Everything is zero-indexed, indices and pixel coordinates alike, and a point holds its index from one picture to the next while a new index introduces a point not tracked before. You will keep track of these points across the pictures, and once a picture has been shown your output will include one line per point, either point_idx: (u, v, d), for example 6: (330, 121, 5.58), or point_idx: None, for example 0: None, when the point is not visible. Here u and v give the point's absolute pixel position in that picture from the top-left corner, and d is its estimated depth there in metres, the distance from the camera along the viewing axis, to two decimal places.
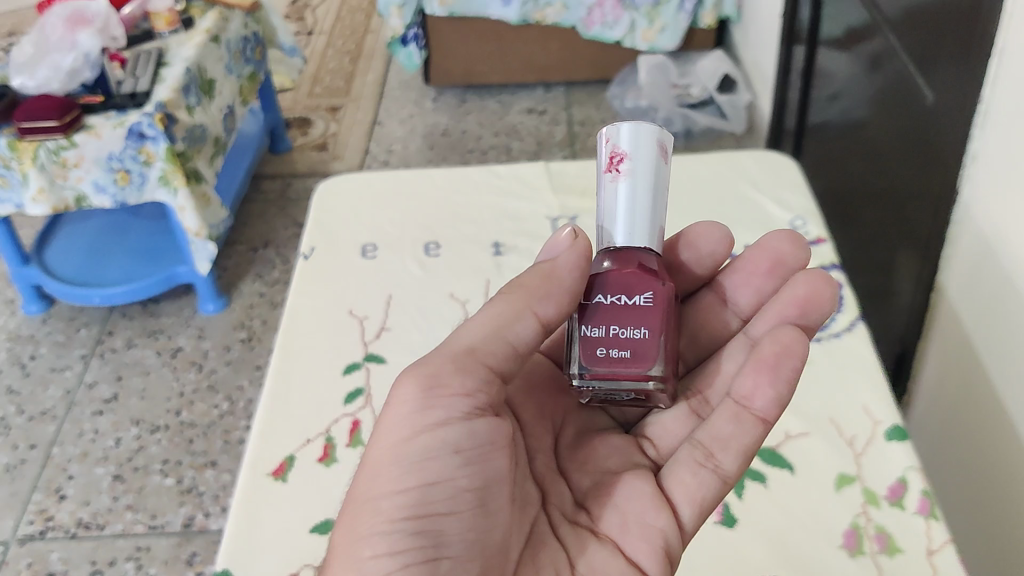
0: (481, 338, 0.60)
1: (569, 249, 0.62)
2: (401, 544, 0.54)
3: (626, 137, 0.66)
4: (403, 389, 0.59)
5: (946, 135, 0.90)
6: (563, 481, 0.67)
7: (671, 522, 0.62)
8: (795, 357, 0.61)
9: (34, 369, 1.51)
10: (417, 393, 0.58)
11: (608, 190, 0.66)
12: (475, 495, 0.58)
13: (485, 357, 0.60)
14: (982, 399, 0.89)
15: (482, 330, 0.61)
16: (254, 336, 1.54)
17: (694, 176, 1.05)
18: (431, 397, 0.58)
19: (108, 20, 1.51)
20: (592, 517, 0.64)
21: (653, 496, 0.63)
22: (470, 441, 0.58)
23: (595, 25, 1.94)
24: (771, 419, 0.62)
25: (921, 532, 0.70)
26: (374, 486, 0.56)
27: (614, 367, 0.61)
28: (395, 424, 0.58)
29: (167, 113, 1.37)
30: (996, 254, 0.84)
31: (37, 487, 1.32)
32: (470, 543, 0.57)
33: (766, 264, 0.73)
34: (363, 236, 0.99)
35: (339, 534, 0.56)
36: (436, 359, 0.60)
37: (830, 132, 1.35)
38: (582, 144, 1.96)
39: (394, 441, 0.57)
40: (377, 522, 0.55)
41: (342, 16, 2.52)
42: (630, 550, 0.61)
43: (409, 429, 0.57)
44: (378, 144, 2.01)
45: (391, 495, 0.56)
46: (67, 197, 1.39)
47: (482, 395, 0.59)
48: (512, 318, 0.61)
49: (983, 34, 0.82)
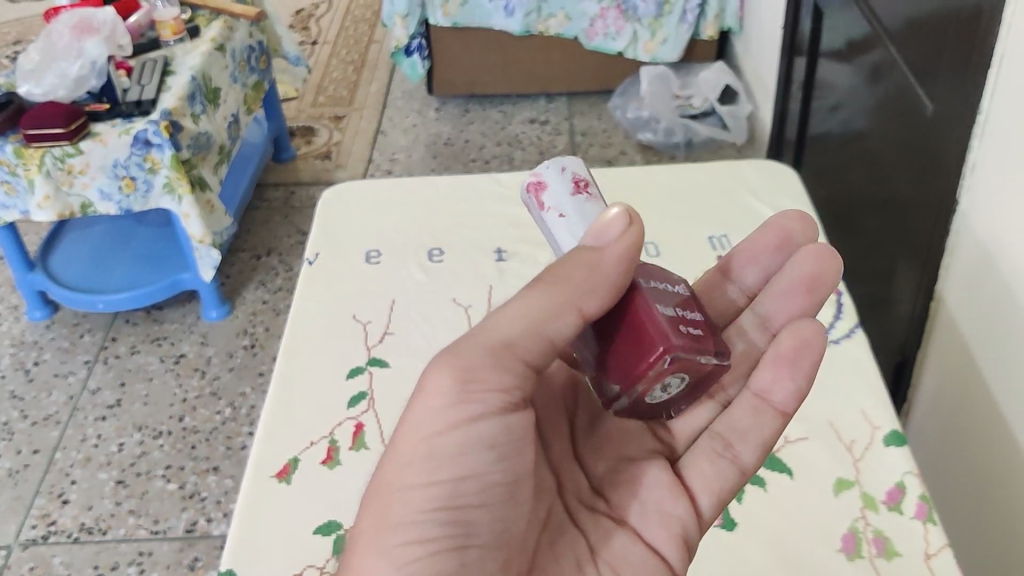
0: (519, 331, 0.57)
1: (620, 244, 0.58)
2: (430, 533, 0.54)
3: (577, 170, 0.66)
4: (437, 376, 0.56)
5: (946, 145, 0.91)
6: (578, 467, 0.67)
7: (689, 509, 0.63)
8: (814, 350, 0.64)
9: (38, 374, 1.52)
10: (452, 385, 0.55)
11: (565, 218, 0.63)
12: (506, 488, 0.57)
13: (522, 353, 0.57)
14: (980, 405, 0.89)
15: (521, 322, 0.57)
16: (257, 342, 1.55)
17: (694, 184, 1.06)
18: (468, 389, 0.55)
19: (115, 28, 1.52)
20: (610, 504, 0.64)
21: (673, 483, 0.64)
22: (504, 436, 0.57)
23: (597, 37, 1.97)
24: (790, 413, 0.65)
25: (920, 535, 0.70)
26: (404, 476, 0.55)
27: (698, 343, 0.57)
28: (426, 415, 0.55)
29: (173, 121, 1.38)
30: (995, 265, 0.85)
31: (40, 491, 1.33)
32: (497, 533, 0.57)
33: (774, 240, 0.73)
34: (368, 243, 1.00)
35: (366, 518, 0.55)
36: (468, 347, 0.57)
37: (830, 142, 1.36)
38: (583, 153, 1.97)
39: (427, 432, 0.55)
40: (406, 512, 0.54)
41: (346, 26, 2.54)
42: (650, 537, 0.62)
43: (445, 421, 0.55)
44: (381, 153, 2.03)
45: (422, 486, 0.55)
46: (72, 204, 1.40)
47: (516, 390, 0.57)
48: (555, 312, 0.57)
49: (982, 45, 0.83)
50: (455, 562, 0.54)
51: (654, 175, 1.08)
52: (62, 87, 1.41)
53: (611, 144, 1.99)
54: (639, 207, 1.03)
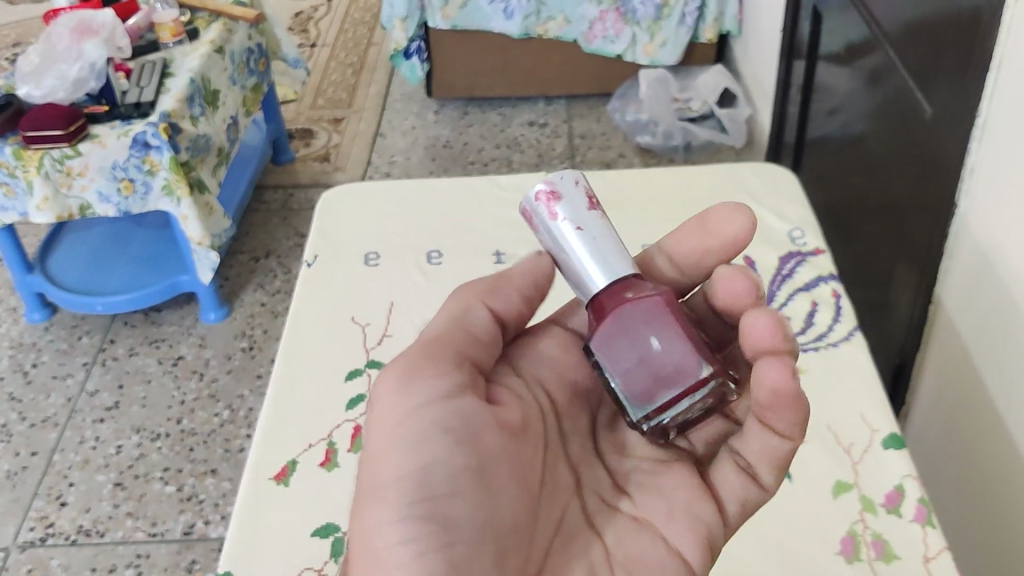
0: (437, 328, 0.62)
1: (524, 262, 0.65)
2: (412, 531, 0.51)
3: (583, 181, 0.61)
4: (382, 380, 0.57)
5: (945, 148, 0.91)
6: (599, 464, 0.66)
7: (713, 514, 0.63)
8: (787, 391, 0.55)
9: (36, 376, 1.52)
10: (397, 377, 0.57)
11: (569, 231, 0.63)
12: (474, 471, 0.54)
13: (453, 344, 0.60)
14: (978, 409, 0.89)
15: (442, 322, 0.62)
16: (256, 344, 1.55)
17: (694, 187, 1.06)
18: (410, 380, 0.57)
19: (114, 30, 1.52)
20: (632, 503, 0.64)
21: (696, 487, 0.64)
22: (454, 418, 0.56)
23: (596, 40, 1.97)
24: (800, 440, 0.61)
25: (918, 539, 0.70)
26: (374, 480, 0.54)
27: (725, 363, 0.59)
28: (380, 412, 0.56)
29: (172, 123, 1.38)
30: (995, 269, 0.85)
31: (38, 493, 1.32)
32: (479, 525, 0.53)
33: None
34: (367, 245, 1.00)
35: (351, 533, 0.53)
36: (409, 351, 0.60)
37: (829, 145, 1.36)
38: (582, 156, 1.97)
39: (382, 431, 0.55)
40: (384, 512, 0.52)
41: (346, 28, 2.54)
42: (674, 539, 0.62)
43: (396, 416, 0.56)
44: (380, 155, 2.03)
45: (394, 481, 0.53)
46: (71, 206, 1.40)
47: (460, 377, 0.58)
48: (467, 308, 0.63)
49: (981, 49, 0.83)
50: (441, 559, 0.50)
51: (653, 178, 1.08)
52: (62, 90, 1.41)
53: (610, 147, 1.99)
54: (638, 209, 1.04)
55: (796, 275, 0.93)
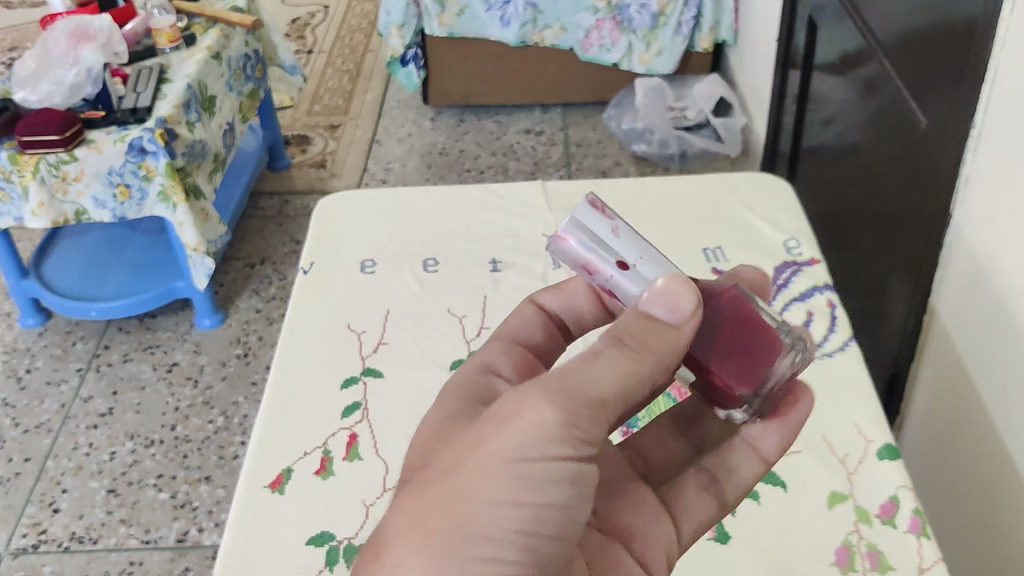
0: (611, 388, 0.50)
1: (697, 322, 0.52)
2: (503, 575, 0.47)
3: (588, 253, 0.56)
4: (539, 403, 0.49)
5: (939, 159, 0.92)
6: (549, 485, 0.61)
7: (671, 533, 0.61)
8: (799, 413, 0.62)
9: (30, 382, 1.51)
10: (557, 412, 0.49)
11: (620, 239, 0.56)
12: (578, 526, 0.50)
13: (612, 407, 0.51)
14: (973, 419, 0.90)
15: (616, 378, 0.51)
16: (250, 351, 1.55)
17: (689, 195, 1.06)
18: (567, 419, 0.49)
19: (110, 36, 1.51)
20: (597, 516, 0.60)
21: (655, 507, 0.61)
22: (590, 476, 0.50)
23: (593, 48, 1.99)
24: (773, 462, 0.64)
25: (912, 550, 0.69)
26: (488, 495, 0.48)
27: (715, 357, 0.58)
28: (521, 437, 0.48)
29: (167, 129, 1.38)
30: (989, 280, 0.85)
31: (31, 500, 1.32)
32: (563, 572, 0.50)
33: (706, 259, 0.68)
34: (363, 252, 1.00)
35: (422, 545, 0.47)
36: (565, 379, 0.51)
37: (824, 156, 1.36)
38: (578, 164, 1.98)
39: (517, 461, 0.48)
40: (479, 549, 0.47)
41: (342, 35, 2.55)
42: (641, 551, 0.59)
43: (536, 449, 0.48)
44: (376, 162, 2.03)
45: (507, 508, 0.48)
46: (66, 211, 1.40)
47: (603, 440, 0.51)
48: (637, 381, 0.51)
49: (975, 61, 0.84)
50: None
51: (649, 186, 1.08)
52: (58, 95, 1.41)
53: (606, 155, 2.00)
54: (634, 216, 1.03)
55: (791, 285, 0.92)
